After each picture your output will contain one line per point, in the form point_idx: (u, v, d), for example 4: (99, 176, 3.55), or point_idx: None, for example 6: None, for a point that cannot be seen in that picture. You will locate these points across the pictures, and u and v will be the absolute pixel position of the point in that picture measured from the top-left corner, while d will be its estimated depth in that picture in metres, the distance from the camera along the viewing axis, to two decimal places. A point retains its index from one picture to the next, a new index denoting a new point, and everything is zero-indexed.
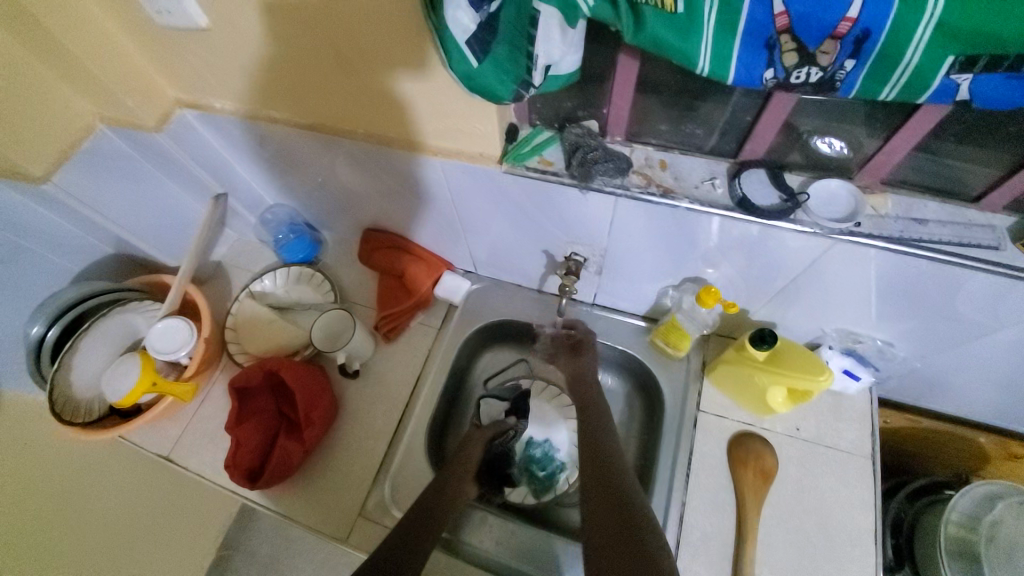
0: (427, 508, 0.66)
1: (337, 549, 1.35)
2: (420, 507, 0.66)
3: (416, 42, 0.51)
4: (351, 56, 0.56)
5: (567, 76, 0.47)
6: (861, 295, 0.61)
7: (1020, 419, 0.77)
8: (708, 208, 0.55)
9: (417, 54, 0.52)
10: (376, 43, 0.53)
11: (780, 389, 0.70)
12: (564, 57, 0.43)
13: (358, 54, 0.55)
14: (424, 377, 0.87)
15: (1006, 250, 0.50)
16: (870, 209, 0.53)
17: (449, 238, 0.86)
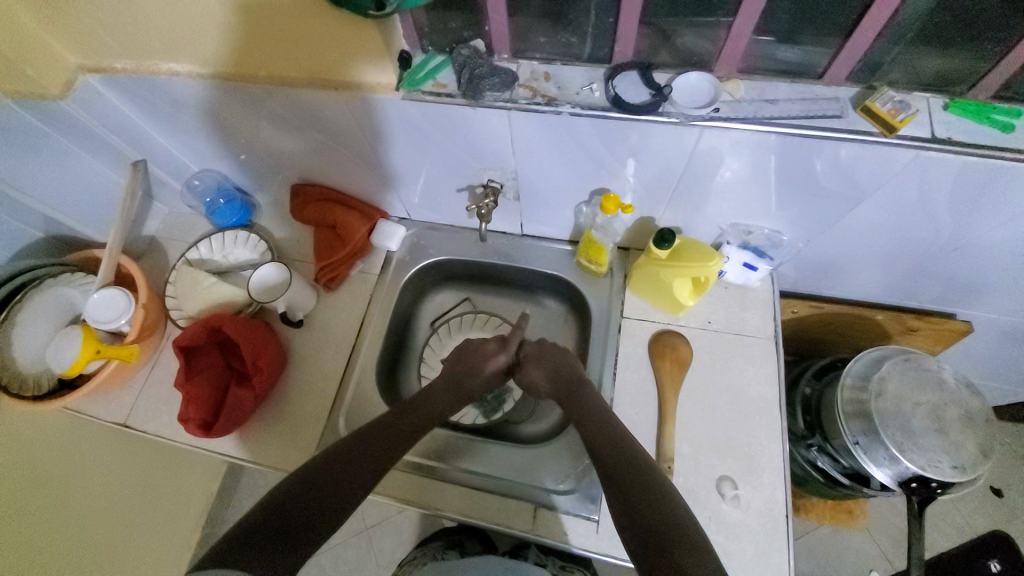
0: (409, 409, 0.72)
1: None
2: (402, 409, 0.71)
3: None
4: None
5: None
6: (741, 185, 0.68)
7: (906, 292, 0.86)
8: (588, 111, 0.59)
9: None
10: None
11: (685, 283, 0.78)
12: None
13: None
14: (367, 321, 0.90)
15: (848, 116, 0.56)
16: (727, 95, 0.58)
17: (376, 184, 0.89)
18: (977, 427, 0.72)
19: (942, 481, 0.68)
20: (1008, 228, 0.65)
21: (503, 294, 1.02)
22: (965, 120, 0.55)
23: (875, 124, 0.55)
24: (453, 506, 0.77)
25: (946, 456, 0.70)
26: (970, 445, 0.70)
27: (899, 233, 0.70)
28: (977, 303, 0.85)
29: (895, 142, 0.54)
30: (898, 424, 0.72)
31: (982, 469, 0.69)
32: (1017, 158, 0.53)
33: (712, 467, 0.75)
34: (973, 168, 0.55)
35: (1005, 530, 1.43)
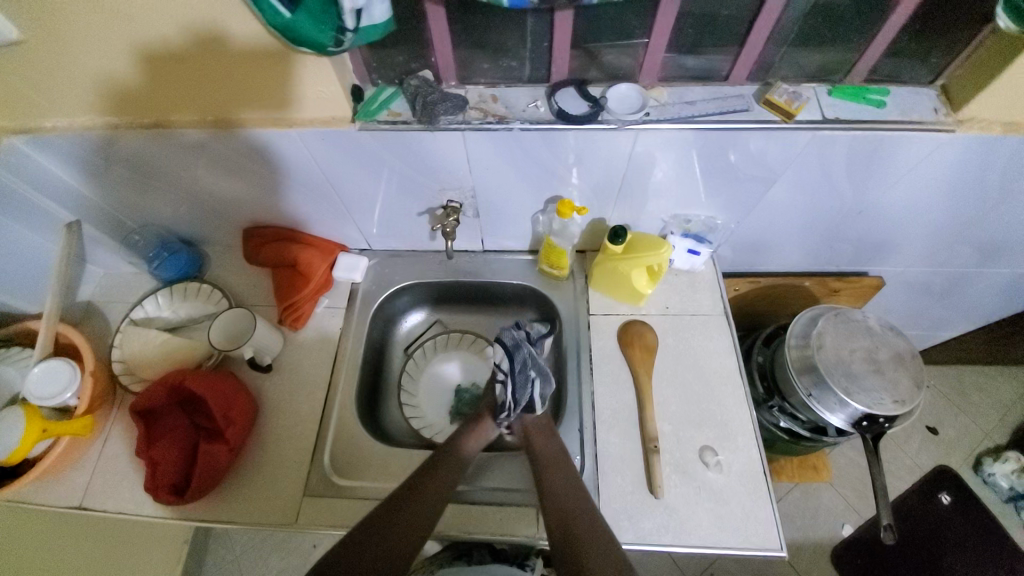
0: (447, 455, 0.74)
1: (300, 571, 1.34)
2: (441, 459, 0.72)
3: (240, 13, 0.55)
4: (177, 43, 0.59)
5: (382, 26, 0.54)
6: (677, 179, 0.76)
7: (825, 258, 0.98)
8: (536, 125, 0.65)
9: (245, 25, 0.56)
10: (199, 25, 0.56)
11: (641, 273, 0.84)
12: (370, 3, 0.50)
13: (185, 41, 0.59)
14: (340, 356, 0.88)
15: (754, 109, 0.65)
16: (654, 101, 0.66)
17: (335, 219, 0.89)
18: (907, 362, 0.81)
19: (886, 414, 0.77)
20: (897, 190, 0.77)
21: (473, 311, 1.04)
22: (846, 102, 0.65)
23: (776, 113, 0.64)
24: (477, 530, 0.75)
25: (887, 392, 0.78)
26: (904, 380, 0.79)
27: (812, 206, 0.82)
28: (883, 260, 0.98)
29: (795, 127, 0.64)
30: (842, 371, 0.80)
31: (918, 398, 0.78)
32: (888, 129, 0.64)
33: (692, 439, 0.80)
34: (861, 140, 0.66)
35: (945, 462, 1.60)
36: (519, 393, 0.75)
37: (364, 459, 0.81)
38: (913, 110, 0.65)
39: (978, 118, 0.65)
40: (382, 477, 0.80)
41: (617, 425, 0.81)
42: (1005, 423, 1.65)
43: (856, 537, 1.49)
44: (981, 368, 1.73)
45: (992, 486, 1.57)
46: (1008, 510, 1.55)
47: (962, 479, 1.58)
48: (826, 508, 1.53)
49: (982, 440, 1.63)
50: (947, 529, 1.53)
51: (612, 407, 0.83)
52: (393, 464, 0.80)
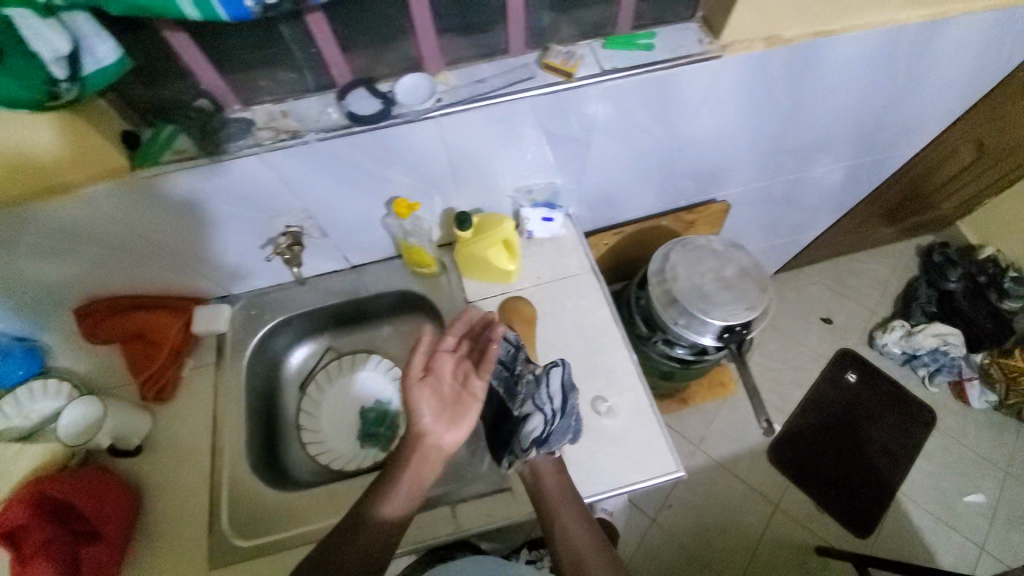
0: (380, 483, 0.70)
1: None
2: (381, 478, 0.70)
3: None
4: None
5: (114, 67, 0.51)
6: (501, 154, 0.77)
7: (674, 195, 1.05)
8: (330, 133, 0.64)
9: None
10: None
11: (500, 252, 0.84)
12: (84, 45, 0.48)
13: None
14: (221, 413, 0.84)
15: (539, 76, 0.68)
16: (443, 86, 0.67)
17: (177, 273, 0.84)
18: (752, 271, 0.88)
19: (742, 322, 0.83)
20: (703, 120, 0.83)
21: (363, 328, 1.00)
22: (621, 51, 0.69)
23: (558, 75, 0.67)
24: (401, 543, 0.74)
25: (739, 302, 0.85)
26: (751, 288, 0.86)
27: (637, 151, 0.87)
28: (723, 184, 1.06)
29: (578, 83, 0.67)
30: (696, 295, 0.86)
31: (766, 300, 0.85)
32: (663, 67, 0.69)
33: (582, 393, 0.83)
34: (644, 82, 0.70)
35: (845, 346, 1.77)
36: (557, 439, 0.73)
37: (268, 510, 0.78)
38: (681, 45, 0.70)
39: (739, 40, 0.71)
40: (291, 523, 0.77)
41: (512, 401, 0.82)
42: (884, 298, 1.85)
43: (784, 433, 1.64)
44: (855, 255, 1.93)
45: (887, 356, 1.75)
46: (904, 372, 1.74)
47: (861, 357, 1.76)
48: (754, 416, 1.66)
49: (870, 317, 1.82)
50: (858, 403, 1.70)
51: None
52: (301, 506, 0.78)
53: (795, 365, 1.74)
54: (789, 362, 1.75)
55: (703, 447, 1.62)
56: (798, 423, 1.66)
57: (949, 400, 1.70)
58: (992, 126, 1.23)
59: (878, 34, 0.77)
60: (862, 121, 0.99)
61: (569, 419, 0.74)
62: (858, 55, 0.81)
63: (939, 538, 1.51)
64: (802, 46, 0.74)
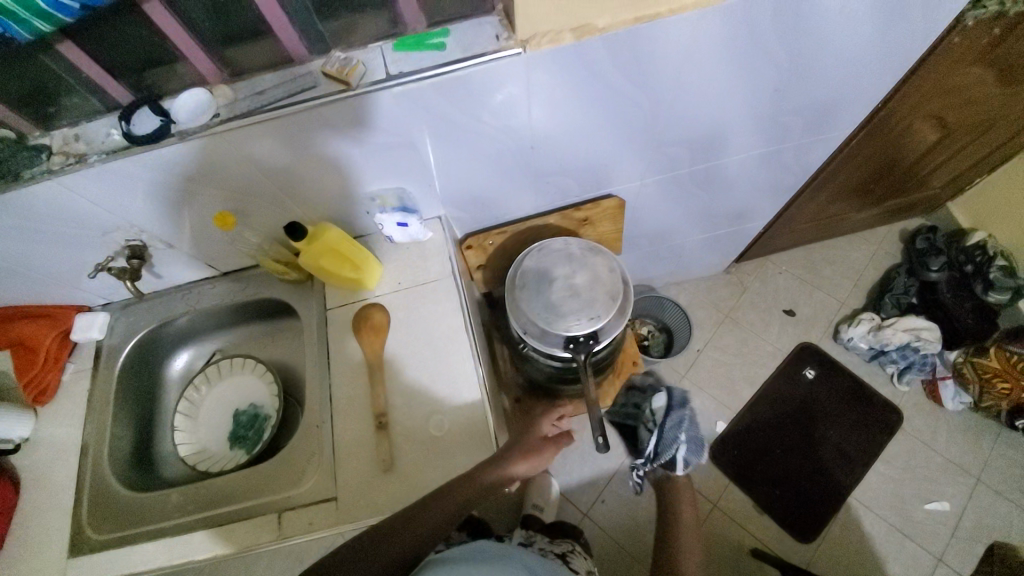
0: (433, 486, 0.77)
1: None
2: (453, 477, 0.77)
3: None
4: None
5: None
6: (320, 164, 0.75)
7: (555, 193, 0.99)
8: (112, 155, 0.65)
9: None
10: None
11: (341, 261, 0.84)
12: None
13: None
14: (90, 414, 0.89)
15: (321, 84, 0.65)
16: (223, 100, 0.65)
17: (50, 285, 0.89)
18: (604, 279, 0.88)
19: (583, 333, 0.83)
20: (542, 117, 0.78)
21: (244, 332, 1.03)
22: (410, 52, 0.65)
23: (339, 83, 0.64)
24: (233, 540, 0.78)
25: (585, 313, 0.85)
26: (599, 297, 0.86)
27: (480, 152, 0.82)
28: (610, 179, 0.99)
29: (361, 90, 0.64)
30: (544, 304, 0.87)
31: (613, 310, 0.85)
32: (454, 68, 0.64)
33: (421, 403, 0.83)
34: (437, 85, 0.65)
35: (807, 340, 1.65)
36: None
37: (124, 508, 0.83)
38: (476, 42, 0.65)
39: (543, 31, 0.64)
40: (140, 521, 0.82)
41: (349, 409, 0.84)
42: (857, 288, 1.70)
43: (729, 432, 1.56)
44: (830, 242, 1.77)
45: (854, 351, 1.62)
46: (871, 368, 1.62)
47: (824, 352, 1.64)
48: (700, 413, 1.58)
49: (840, 309, 1.67)
50: (815, 401, 1.59)
51: (348, 396, 0.85)
52: (152, 504, 0.83)
53: (753, 360, 1.63)
54: (745, 357, 1.64)
55: None
56: (748, 420, 1.57)
57: (920, 400, 1.56)
58: (944, 99, 1.08)
59: (722, 12, 0.68)
60: (753, 105, 0.90)
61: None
62: (707, 37, 0.72)
63: (891, 544, 1.41)
64: (621, 34, 0.66)
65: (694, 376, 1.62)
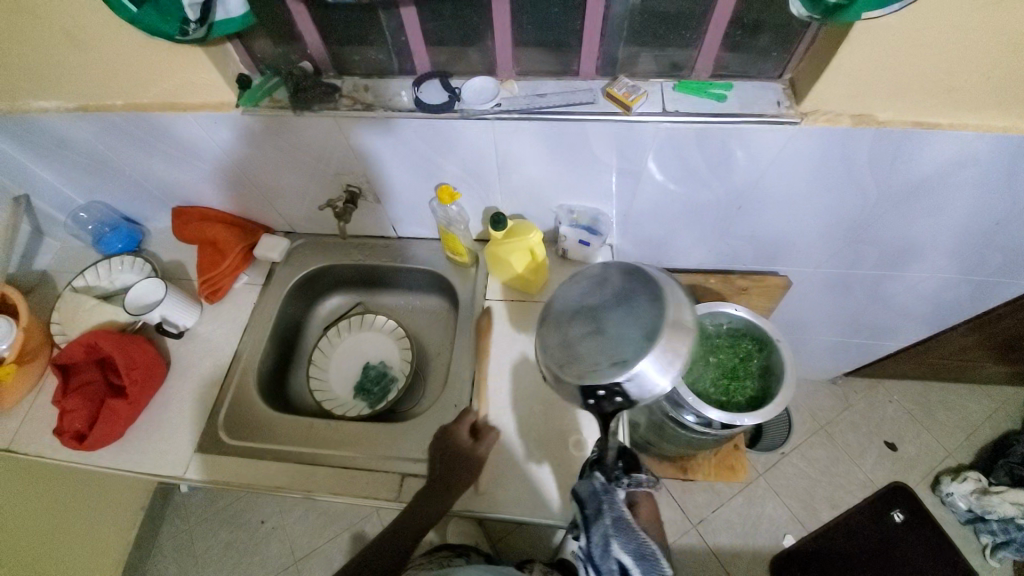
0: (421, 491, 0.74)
1: (259, 536, 1.51)
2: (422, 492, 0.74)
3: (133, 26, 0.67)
4: (85, 39, 0.69)
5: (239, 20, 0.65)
6: (551, 167, 0.79)
7: (727, 256, 1.00)
8: (396, 112, 0.71)
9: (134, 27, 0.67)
10: (102, 25, 0.67)
11: (525, 260, 0.87)
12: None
13: (92, 39, 0.69)
14: (249, 325, 0.96)
15: (599, 102, 0.70)
16: (506, 93, 0.71)
17: (256, 202, 0.97)
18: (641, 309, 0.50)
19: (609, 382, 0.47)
20: (768, 186, 0.79)
21: (389, 293, 1.07)
22: (689, 96, 0.69)
23: (617, 105, 0.69)
24: (350, 488, 0.79)
25: (602, 353, 0.49)
26: (637, 324, 0.48)
27: (689, 200, 0.84)
28: (787, 259, 0.99)
29: (636, 117, 0.68)
30: (556, 340, 0.52)
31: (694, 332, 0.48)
32: (728, 119, 0.67)
33: (560, 417, 0.83)
34: (704, 130, 0.68)
35: (902, 480, 1.54)
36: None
37: (256, 423, 0.87)
38: (755, 104, 0.68)
39: (822, 111, 0.67)
40: (266, 439, 0.85)
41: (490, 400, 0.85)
42: (969, 442, 1.58)
43: (796, 547, 1.47)
44: (948, 385, 1.67)
45: (950, 508, 1.49)
46: (965, 532, 1.48)
47: (917, 498, 1.52)
48: (769, 516, 1.51)
49: (946, 459, 1.56)
50: (896, 548, 1.47)
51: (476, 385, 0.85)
52: (281, 428, 0.86)
53: (835, 481, 1.54)
54: (830, 476, 1.55)
55: (704, 530, 1.50)
56: (817, 544, 1.47)
57: None
58: None
59: (996, 141, 0.69)
60: (961, 232, 0.88)
61: (644, 554, 0.60)
62: (965, 158, 0.72)
63: None
64: (894, 133, 0.68)
65: (772, 478, 1.55)
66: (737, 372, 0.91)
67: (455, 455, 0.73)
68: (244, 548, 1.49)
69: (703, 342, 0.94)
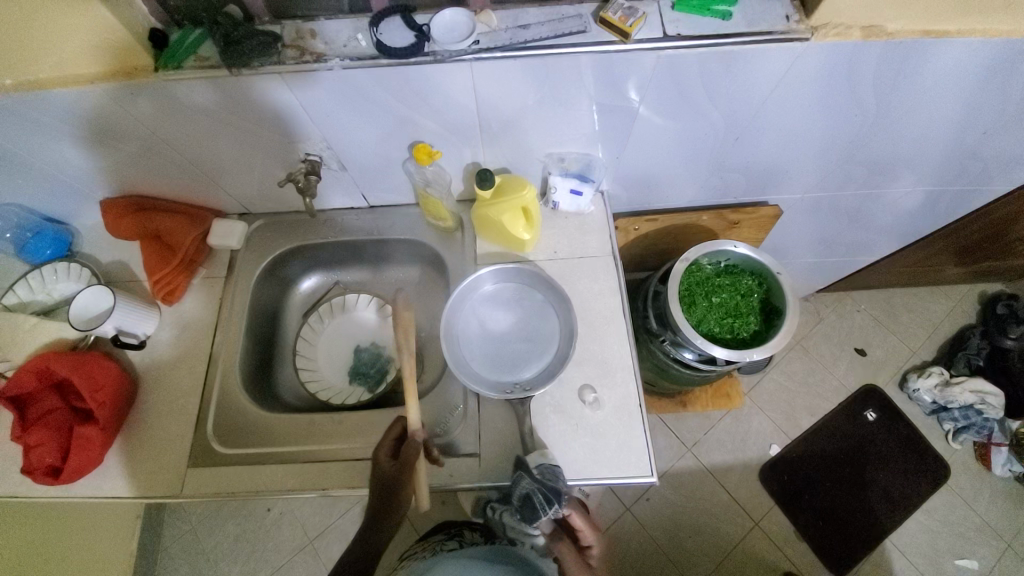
0: (381, 492, 0.70)
1: (268, 524, 1.49)
2: (378, 492, 0.70)
3: None
4: None
5: None
6: (537, 111, 0.70)
7: (719, 190, 0.96)
8: (355, 61, 0.60)
9: None
10: None
11: (518, 219, 0.81)
12: None
13: None
14: (221, 323, 0.86)
15: (591, 30, 0.61)
16: (482, 27, 0.61)
17: (200, 184, 0.85)
18: None
19: None
20: (769, 110, 0.73)
21: (368, 268, 0.99)
22: (691, 16, 0.61)
23: (613, 33, 0.60)
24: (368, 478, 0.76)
25: None
26: None
27: (685, 136, 0.78)
28: (778, 188, 0.97)
29: (636, 45, 0.60)
30: None
31: None
32: (734, 41, 0.60)
33: (571, 378, 0.81)
34: (708, 56, 0.61)
35: (873, 382, 1.66)
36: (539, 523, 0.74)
37: (249, 428, 0.81)
38: (763, 19, 0.61)
39: (835, 23, 0.61)
40: (266, 442, 0.80)
41: (497, 371, 0.82)
42: (931, 340, 1.70)
43: (783, 455, 1.58)
44: (911, 290, 1.76)
45: (917, 402, 1.63)
46: (928, 421, 1.63)
47: (887, 397, 1.64)
48: (757, 432, 1.60)
49: (911, 357, 1.68)
50: (870, 443, 1.60)
51: (449, 341, 0.81)
52: (280, 429, 0.80)
53: (814, 391, 1.64)
54: (808, 387, 1.65)
55: (700, 453, 1.58)
56: (801, 450, 1.59)
57: (969, 460, 1.58)
58: None
59: (999, 46, 0.66)
60: (952, 143, 0.87)
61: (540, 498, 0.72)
62: (971, 64, 0.69)
63: None
64: (904, 44, 0.63)
65: (758, 397, 1.64)
66: (739, 309, 0.90)
67: (387, 485, 0.70)
68: (255, 538, 1.48)
69: (704, 282, 0.92)
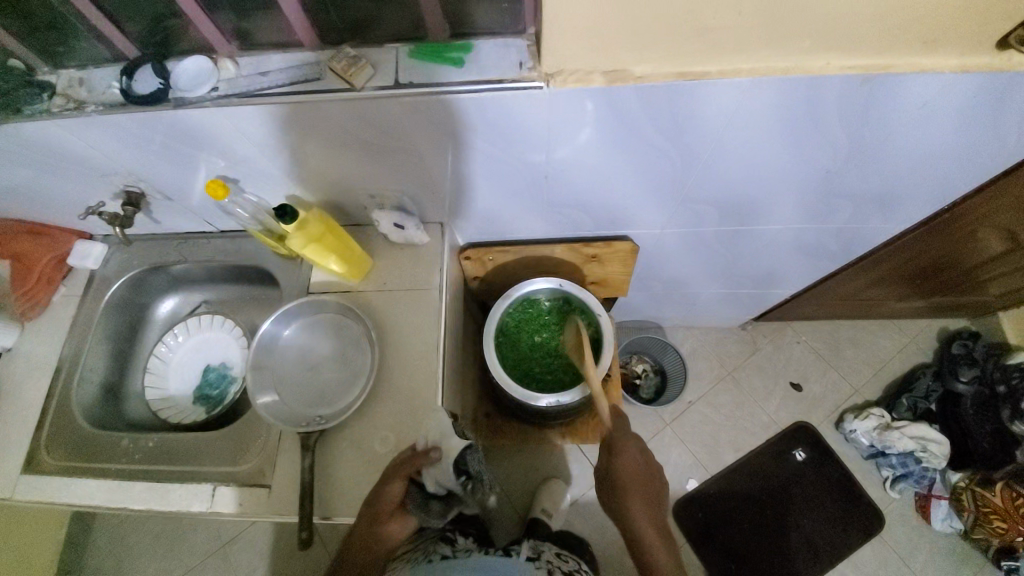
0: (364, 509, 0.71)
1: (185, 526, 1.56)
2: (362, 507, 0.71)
3: None
4: None
5: None
6: (317, 148, 0.70)
7: (566, 224, 0.94)
8: (107, 108, 0.64)
9: None
10: None
11: (330, 254, 0.81)
12: None
13: None
14: (70, 339, 0.92)
15: (324, 77, 0.62)
16: (224, 74, 0.63)
17: (53, 210, 0.91)
18: None
19: None
20: (560, 150, 0.71)
21: (226, 290, 1.03)
22: (424, 63, 0.61)
23: (342, 81, 0.61)
24: (168, 496, 0.78)
25: None
26: None
27: (487, 173, 0.77)
28: (629, 223, 0.93)
29: (369, 93, 0.60)
30: None
31: None
32: (461, 89, 0.59)
33: (374, 413, 0.80)
34: (446, 102, 0.61)
35: (806, 420, 1.56)
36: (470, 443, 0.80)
37: (83, 440, 0.86)
38: (497, 66, 0.60)
39: (570, 70, 0.59)
40: (93, 457, 0.84)
41: (305, 402, 0.83)
42: (875, 378, 1.58)
43: (700, 491, 1.51)
44: (858, 323, 1.65)
45: (854, 444, 1.52)
46: (866, 466, 1.51)
47: (822, 437, 1.54)
48: (675, 466, 1.54)
49: (851, 396, 1.57)
50: (796, 485, 1.51)
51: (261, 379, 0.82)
52: (105, 444, 0.85)
53: (740, 426, 1.56)
54: (735, 421, 1.57)
55: None
56: (721, 488, 1.51)
57: (908, 510, 1.46)
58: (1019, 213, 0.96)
59: (778, 84, 0.60)
60: (799, 182, 0.81)
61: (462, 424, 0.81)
62: (754, 107, 0.64)
63: None
64: (657, 88, 0.60)
65: (679, 428, 1.57)
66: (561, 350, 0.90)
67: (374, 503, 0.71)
68: (172, 539, 1.55)
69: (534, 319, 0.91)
